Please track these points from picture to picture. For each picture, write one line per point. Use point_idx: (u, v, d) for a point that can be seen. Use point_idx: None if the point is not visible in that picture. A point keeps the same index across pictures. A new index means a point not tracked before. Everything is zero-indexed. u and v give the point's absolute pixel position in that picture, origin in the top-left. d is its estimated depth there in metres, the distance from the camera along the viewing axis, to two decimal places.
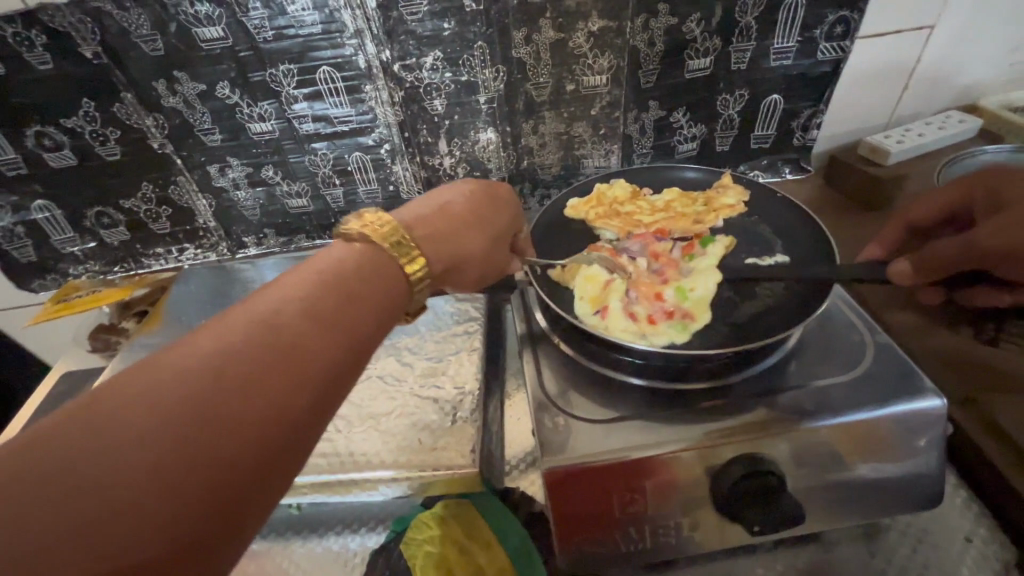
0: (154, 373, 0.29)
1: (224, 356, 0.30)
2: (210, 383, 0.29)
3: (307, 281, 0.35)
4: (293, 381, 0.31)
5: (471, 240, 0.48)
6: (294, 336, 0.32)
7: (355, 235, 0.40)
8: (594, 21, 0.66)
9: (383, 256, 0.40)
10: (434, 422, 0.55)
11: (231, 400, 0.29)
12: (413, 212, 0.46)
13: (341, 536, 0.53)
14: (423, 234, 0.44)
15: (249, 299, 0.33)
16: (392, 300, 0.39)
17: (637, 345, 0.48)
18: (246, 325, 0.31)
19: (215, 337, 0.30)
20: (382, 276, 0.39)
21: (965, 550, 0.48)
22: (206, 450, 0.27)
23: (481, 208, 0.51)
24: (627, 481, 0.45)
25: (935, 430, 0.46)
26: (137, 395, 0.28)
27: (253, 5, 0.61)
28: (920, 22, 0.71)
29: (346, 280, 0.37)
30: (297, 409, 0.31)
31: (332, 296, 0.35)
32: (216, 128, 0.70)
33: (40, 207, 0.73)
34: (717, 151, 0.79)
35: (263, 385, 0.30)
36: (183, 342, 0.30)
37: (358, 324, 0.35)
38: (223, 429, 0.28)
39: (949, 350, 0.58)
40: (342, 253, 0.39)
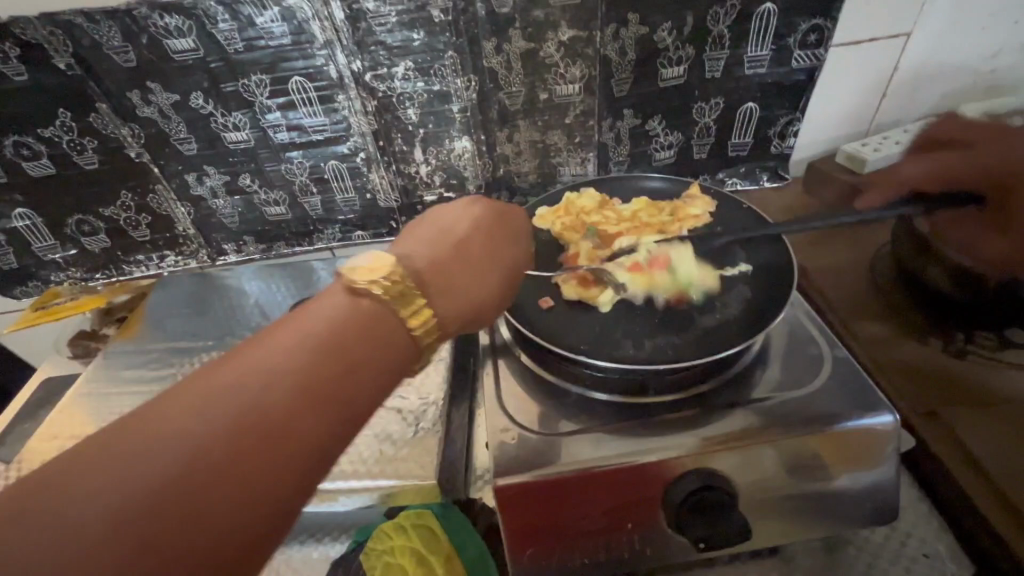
0: (119, 456, 0.26)
1: (194, 442, 0.27)
2: (175, 472, 0.27)
3: (296, 346, 0.32)
4: (271, 470, 0.29)
5: (491, 276, 0.44)
6: (275, 416, 0.29)
7: (363, 290, 0.35)
8: (564, 31, 0.66)
9: (386, 315, 0.35)
10: (397, 433, 0.56)
11: (202, 489, 0.27)
12: (425, 252, 0.41)
13: (304, 546, 0.54)
14: (437, 282, 0.40)
15: (232, 368, 0.30)
16: (395, 361, 0.35)
17: (592, 358, 0.48)
18: (232, 393, 0.29)
19: (193, 416, 0.28)
20: (382, 338, 0.35)
21: (923, 565, 0.48)
22: (171, 549, 0.26)
23: (494, 235, 0.46)
24: (578, 495, 0.45)
25: (889, 445, 0.46)
26: (99, 479, 0.26)
27: (222, 17, 0.61)
28: (895, 30, 0.70)
29: (341, 345, 0.33)
30: (274, 499, 0.29)
31: (324, 364, 0.32)
32: (192, 137, 0.70)
33: (20, 215, 0.74)
34: (695, 159, 0.79)
35: (236, 472, 0.28)
36: (158, 415, 0.28)
37: (349, 397, 0.32)
38: (189, 524, 0.26)
39: (915, 361, 0.58)
40: (342, 307, 0.34)
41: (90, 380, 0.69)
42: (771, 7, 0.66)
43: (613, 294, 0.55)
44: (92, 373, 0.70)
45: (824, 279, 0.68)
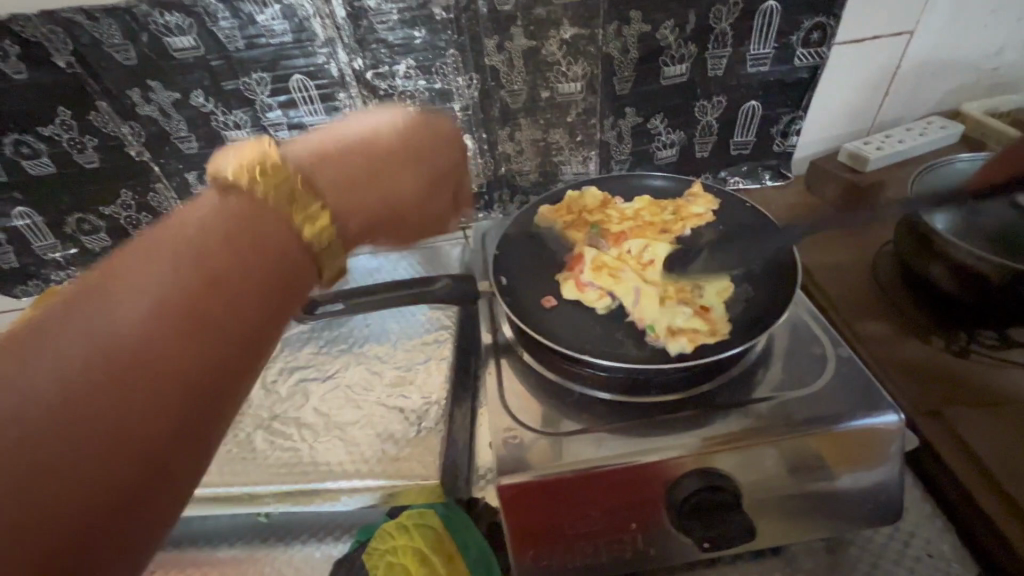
0: (43, 334, 0.29)
1: (80, 354, 0.29)
2: (55, 385, 0.27)
3: (163, 259, 0.33)
4: (144, 380, 0.30)
5: (396, 173, 0.43)
6: (133, 339, 0.30)
7: (233, 184, 0.36)
8: (566, 29, 0.65)
9: (262, 213, 0.36)
10: (399, 432, 0.56)
11: (74, 402, 0.28)
12: (314, 142, 0.41)
13: (306, 546, 0.54)
14: (331, 177, 0.40)
15: (89, 293, 0.31)
16: (278, 275, 0.36)
17: (595, 358, 0.48)
18: (142, 292, 0.31)
19: (57, 340, 0.29)
20: (260, 239, 0.36)
21: (927, 564, 0.48)
22: (94, 418, 0.28)
23: (411, 136, 0.45)
24: (583, 495, 0.45)
25: (894, 445, 0.46)
26: (25, 350, 0.28)
27: (223, 15, 0.61)
28: (898, 28, 0.70)
29: (216, 250, 0.34)
30: (168, 397, 0.30)
31: (194, 278, 0.33)
32: (192, 135, 0.70)
33: (21, 214, 0.74)
34: (697, 157, 0.79)
35: (105, 386, 0.29)
36: (29, 336, 0.28)
37: (224, 314, 0.33)
38: (88, 415, 0.28)
39: (918, 361, 0.58)
40: (209, 215, 0.35)
41: None
42: (774, 5, 0.66)
43: (609, 305, 0.55)
44: None
45: (826, 277, 0.68)
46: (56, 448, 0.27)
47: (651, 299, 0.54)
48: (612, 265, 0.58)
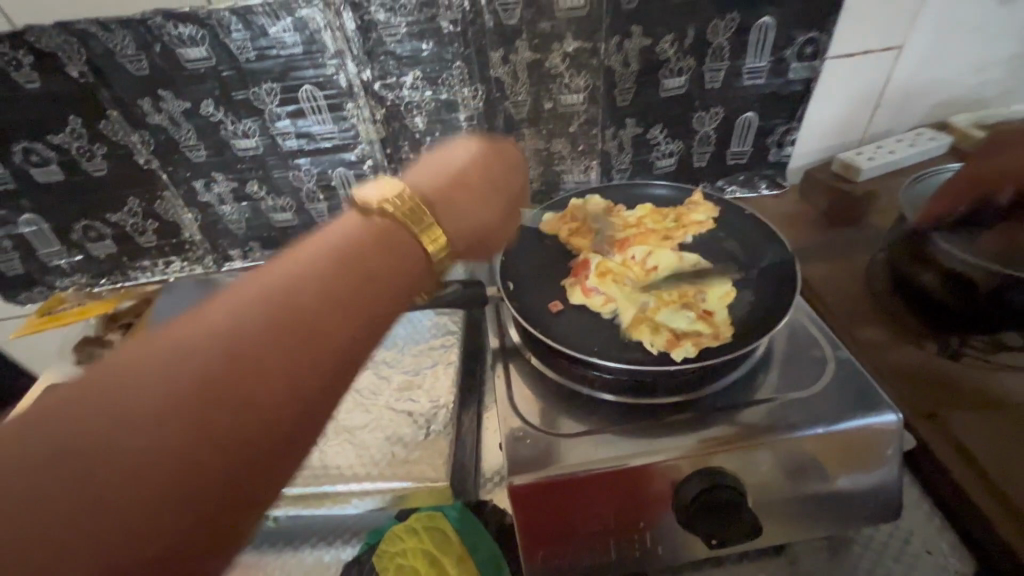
0: (193, 340, 0.32)
1: (260, 329, 0.33)
2: (238, 353, 0.32)
3: (320, 260, 0.38)
4: (302, 354, 0.34)
5: (484, 207, 0.50)
6: (302, 321, 0.34)
7: (375, 208, 0.42)
8: (569, 42, 0.67)
9: (384, 241, 0.41)
10: (408, 436, 0.57)
11: (251, 367, 0.32)
12: (429, 182, 0.49)
13: (315, 549, 0.54)
14: (442, 205, 0.47)
15: (266, 282, 0.36)
16: (407, 278, 0.41)
17: (602, 360, 0.49)
18: (275, 304, 0.35)
19: (244, 315, 0.33)
20: (397, 252, 0.41)
21: (926, 562, 0.49)
22: (227, 417, 0.30)
23: (490, 175, 0.53)
24: (590, 495, 0.46)
25: (891, 444, 0.47)
26: (180, 355, 0.31)
27: (235, 27, 0.63)
28: (888, 43, 0.73)
29: (351, 262, 0.39)
30: (317, 372, 0.34)
31: (346, 275, 0.38)
32: (201, 144, 0.71)
33: (27, 221, 0.74)
34: (695, 166, 0.81)
35: (272, 359, 0.33)
36: (221, 313, 0.33)
37: (367, 305, 0.37)
38: (258, 380, 0.32)
39: (912, 364, 0.59)
40: (355, 230, 0.41)
41: None
42: (769, 20, 0.69)
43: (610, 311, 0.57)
44: None
45: (823, 283, 0.70)
46: (230, 404, 0.31)
47: (653, 303, 0.56)
48: (615, 271, 0.60)
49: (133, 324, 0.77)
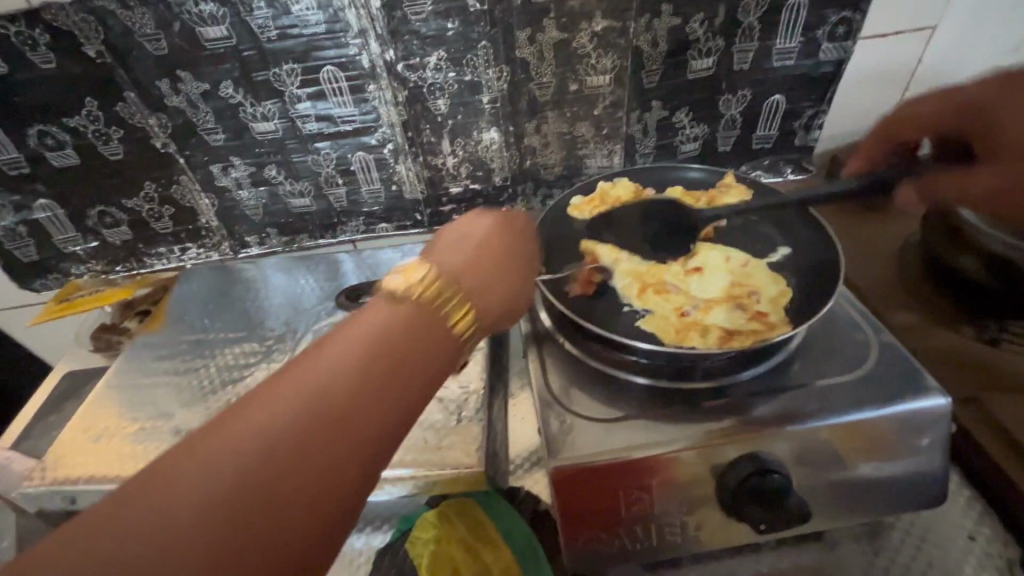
0: (248, 419, 0.30)
1: (284, 435, 0.29)
2: (260, 466, 0.29)
3: (350, 347, 0.33)
4: (333, 460, 0.30)
5: (514, 274, 0.45)
6: (332, 420, 0.31)
7: (402, 290, 0.37)
8: (597, 21, 0.66)
9: (432, 308, 0.37)
10: (439, 422, 0.56)
11: (275, 480, 0.29)
12: (453, 255, 0.43)
13: (345, 536, 0.53)
14: (471, 282, 0.41)
15: (291, 375, 0.31)
16: (443, 354, 0.37)
17: (640, 344, 0.49)
18: (331, 375, 0.32)
19: (266, 419, 0.30)
20: (431, 327, 0.37)
21: (968, 548, 0.49)
22: (285, 499, 0.29)
23: (514, 243, 0.48)
24: (635, 481, 0.45)
25: (939, 428, 0.47)
26: (237, 434, 0.29)
27: (258, 5, 0.61)
28: (921, 23, 0.71)
29: (410, 329, 0.36)
30: (348, 475, 0.31)
31: (379, 361, 0.33)
32: (219, 127, 0.69)
33: (42, 206, 0.73)
34: (720, 150, 0.79)
35: (298, 469, 0.29)
36: (247, 413, 0.30)
37: (401, 393, 0.33)
38: (285, 493, 0.29)
39: (949, 348, 0.59)
40: (387, 307, 0.36)
41: (117, 374, 0.68)
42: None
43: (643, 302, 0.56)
44: (119, 368, 0.68)
45: (854, 268, 0.69)
46: (258, 520, 0.28)
47: (701, 308, 0.54)
48: (654, 281, 0.58)
49: (150, 312, 0.76)
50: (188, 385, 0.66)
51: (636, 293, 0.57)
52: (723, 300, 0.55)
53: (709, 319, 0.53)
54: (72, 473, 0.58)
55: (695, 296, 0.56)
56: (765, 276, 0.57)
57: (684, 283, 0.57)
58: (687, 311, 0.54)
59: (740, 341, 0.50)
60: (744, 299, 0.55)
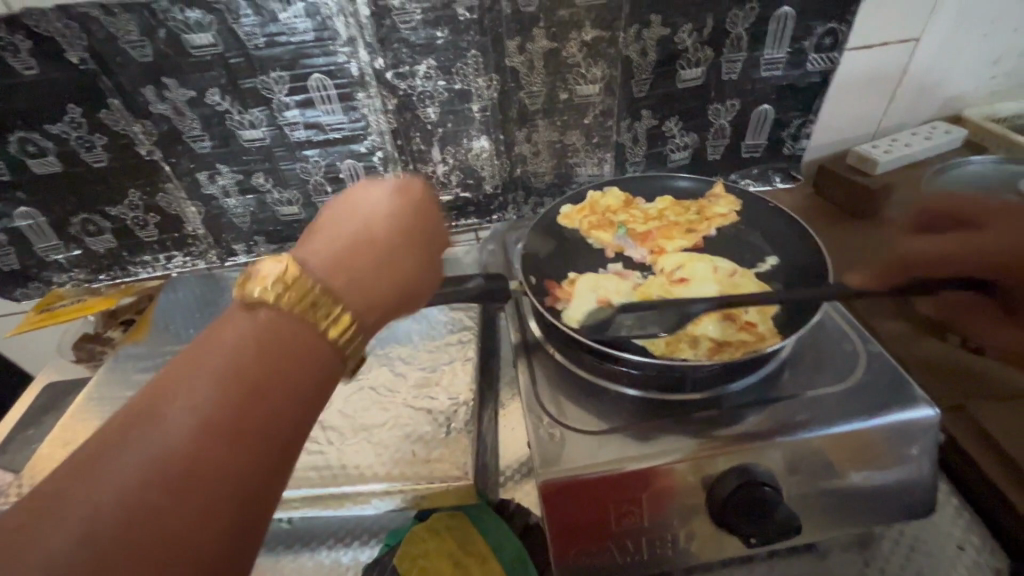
0: (86, 475, 0.25)
1: (121, 497, 0.25)
2: (98, 541, 0.24)
3: (195, 381, 0.28)
4: (190, 516, 0.26)
5: (404, 258, 0.40)
6: (182, 471, 0.26)
7: (254, 301, 0.32)
8: (587, 31, 0.66)
9: (296, 318, 0.32)
10: (428, 433, 0.55)
11: (119, 554, 0.24)
12: (321, 252, 0.37)
13: (332, 551, 0.53)
14: (343, 284, 0.36)
15: (123, 428, 0.27)
16: (320, 369, 0.32)
17: (630, 355, 0.48)
18: (183, 404, 0.28)
19: (96, 484, 0.25)
20: (298, 342, 0.32)
21: (957, 557, 0.49)
22: (152, 553, 0.25)
23: (408, 228, 0.42)
24: (625, 493, 0.45)
25: (927, 438, 0.47)
26: (73, 497, 0.25)
27: (245, 12, 0.60)
28: (906, 34, 0.72)
29: (273, 343, 0.31)
30: (228, 512, 0.27)
31: (236, 391, 0.29)
32: (206, 134, 0.69)
33: (23, 214, 0.71)
34: (709, 159, 0.80)
35: (149, 535, 0.25)
36: (79, 471, 0.25)
37: (265, 423, 0.29)
38: (133, 566, 0.24)
39: (936, 358, 0.59)
40: (239, 328, 0.31)
41: (98, 386, 0.66)
42: (788, 10, 0.68)
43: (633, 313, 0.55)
44: (101, 380, 0.67)
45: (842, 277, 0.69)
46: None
47: (689, 319, 0.54)
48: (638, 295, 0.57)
49: (134, 321, 0.75)
50: None
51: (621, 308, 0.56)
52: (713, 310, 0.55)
53: (698, 329, 0.53)
54: None
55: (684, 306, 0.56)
56: (752, 285, 0.57)
57: (672, 294, 0.57)
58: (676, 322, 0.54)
59: (730, 351, 0.50)
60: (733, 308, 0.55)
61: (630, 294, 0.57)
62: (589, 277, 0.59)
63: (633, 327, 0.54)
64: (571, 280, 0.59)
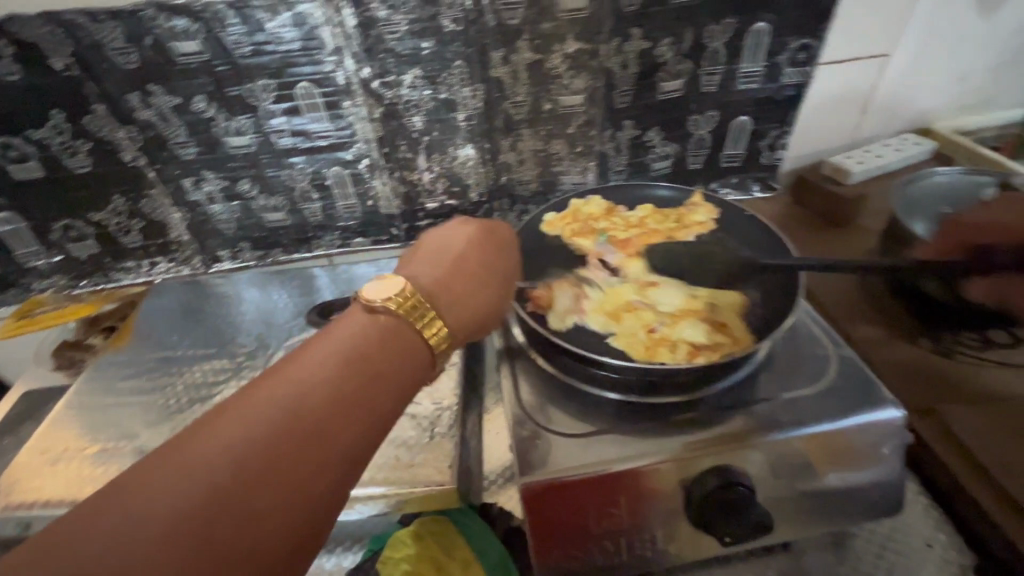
0: (249, 408, 0.33)
1: (269, 437, 0.32)
2: (249, 464, 0.31)
3: (332, 359, 0.36)
4: (311, 464, 0.33)
5: (486, 283, 0.49)
6: (311, 429, 0.33)
7: (379, 308, 0.40)
8: (570, 44, 0.68)
9: (405, 324, 0.40)
10: (411, 438, 0.55)
11: (261, 478, 0.31)
12: (426, 275, 0.46)
13: (315, 557, 0.53)
14: (443, 300, 0.45)
15: (277, 383, 0.35)
16: (418, 371, 0.40)
17: (612, 360, 0.49)
18: (319, 371, 0.36)
19: (251, 423, 0.33)
20: (401, 343, 0.39)
21: (927, 554, 0.50)
22: (287, 478, 0.32)
23: (489, 258, 0.51)
24: (606, 496, 0.46)
25: (896, 439, 0.49)
26: (240, 422, 0.33)
27: (232, 21, 0.61)
28: (876, 50, 0.75)
29: (385, 339, 0.39)
30: (340, 462, 0.34)
31: (358, 375, 0.36)
32: (192, 141, 0.69)
33: (3, 220, 0.71)
34: (690, 169, 0.81)
35: (284, 471, 0.32)
36: (243, 405, 0.33)
37: (373, 406, 0.36)
38: (272, 485, 0.31)
39: (907, 361, 0.61)
40: (365, 323, 0.39)
41: (79, 393, 0.66)
42: (764, 26, 0.70)
43: (614, 320, 0.57)
44: (82, 387, 0.67)
45: (818, 283, 0.71)
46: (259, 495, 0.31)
47: (667, 323, 0.56)
48: (616, 301, 0.59)
49: (115, 328, 0.75)
50: (154, 404, 0.64)
51: (603, 316, 0.57)
52: (690, 315, 0.57)
53: (677, 335, 0.55)
54: (25, 496, 0.55)
55: (662, 310, 0.58)
56: (721, 289, 0.60)
57: (650, 300, 0.59)
58: (654, 327, 0.56)
59: (707, 356, 0.52)
60: (708, 313, 0.57)
61: (611, 300, 0.59)
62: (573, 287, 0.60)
63: (615, 334, 0.55)
64: (557, 289, 0.60)
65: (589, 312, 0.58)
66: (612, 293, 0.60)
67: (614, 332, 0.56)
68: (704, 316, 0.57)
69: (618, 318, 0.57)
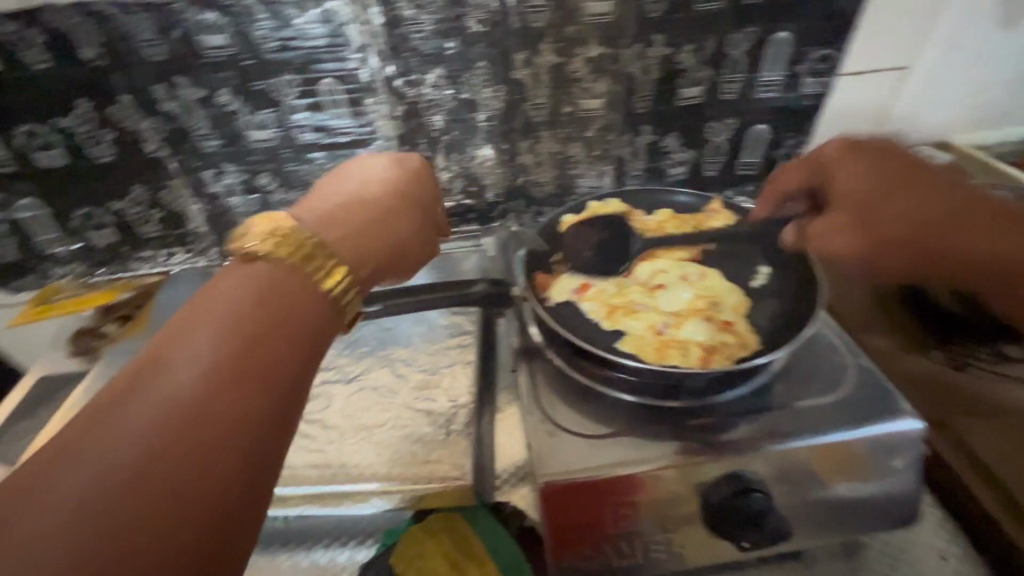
0: (147, 380, 0.34)
1: (170, 405, 0.33)
2: (158, 427, 0.32)
3: (218, 323, 0.37)
4: (225, 413, 0.34)
5: (390, 219, 0.50)
6: (212, 387, 0.34)
7: (254, 255, 0.41)
8: (592, 48, 0.68)
9: (290, 270, 0.41)
10: (427, 435, 0.56)
11: (173, 440, 0.32)
12: (318, 214, 0.47)
13: (329, 550, 0.53)
14: (329, 235, 0.45)
15: (166, 356, 0.35)
16: (316, 315, 0.41)
17: (632, 363, 0.50)
18: (214, 332, 0.36)
19: (150, 394, 0.33)
20: (292, 291, 0.40)
21: (939, 566, 0.51)
22: (204, 432, 0.33)
23: (392, 198, 0.52)
24: (622, 497, 0.46)
25: (913, 451, 0.49)
26: (139, 394, 0.33)
27: (261, 16, 0.62)
28: (896, 62, 0.75)
29: (274, 292, 0.40)
30: (256, 408, 0.35)
31: (247, 328, 0.37)
32: (215, 133, 0.69)
33: (25, 207, 0.71)
34: (706, 176, 0.82)
35: (194, 433, 0.33)
36: (138, 381, 0.34)
37: (276, 351, 0.37)
38: (188, 442, 0.32)
39: (924, 374, 0.61)
40: (242, 279, 0.40)
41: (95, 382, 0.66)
42: (785, 35, 0.70)
43: (628, 321, 0.57)
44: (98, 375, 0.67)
45: (835, 291, 0.71)
46: (177, 456, 0.32)
47: (672, 325, 0.57)
48: (629, 304, 0.59)
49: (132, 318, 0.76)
50: None
51: (616, 319, 0.58)
52: (703, 317, 0.58)
53: (692, 337, 0.55)
54: None
55: (674, 312, 0.58)
56: (723, 288, 0.61)
57: (664, 302, 0.60)
58: (666, 329, 0.56)
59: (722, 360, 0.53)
60: (718, 314, 0.58)
61: (623, 303, 0.60)
62: (591, 291, 0.62)
63: (631, 337, 0.56)
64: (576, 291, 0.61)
65: (601, 313, 0.59)
66: (628, 297, 0.61)
67: (627, 335, 0.56)
68: (716, 318, 0.58)
69: (634, 322, 0.58)
